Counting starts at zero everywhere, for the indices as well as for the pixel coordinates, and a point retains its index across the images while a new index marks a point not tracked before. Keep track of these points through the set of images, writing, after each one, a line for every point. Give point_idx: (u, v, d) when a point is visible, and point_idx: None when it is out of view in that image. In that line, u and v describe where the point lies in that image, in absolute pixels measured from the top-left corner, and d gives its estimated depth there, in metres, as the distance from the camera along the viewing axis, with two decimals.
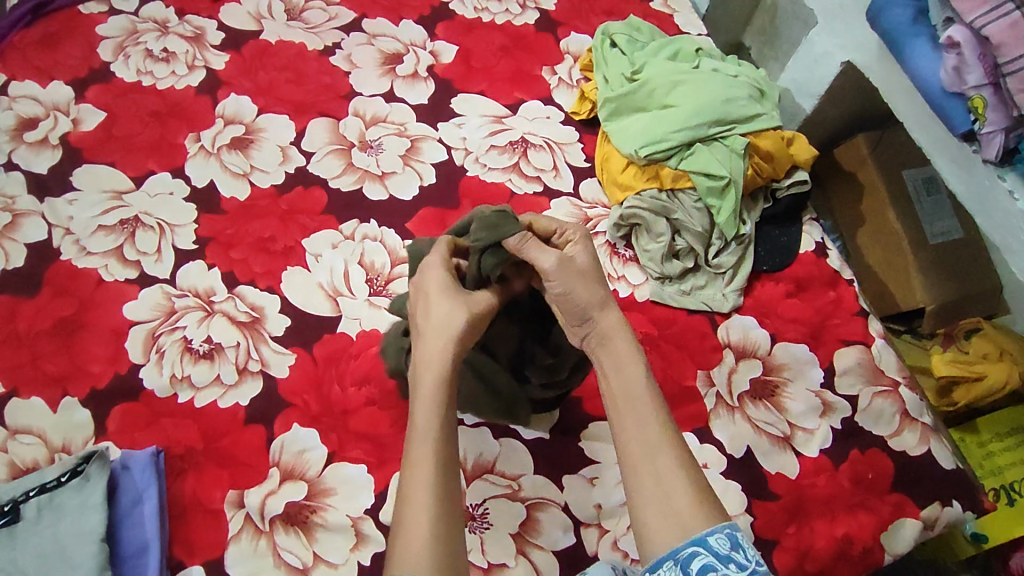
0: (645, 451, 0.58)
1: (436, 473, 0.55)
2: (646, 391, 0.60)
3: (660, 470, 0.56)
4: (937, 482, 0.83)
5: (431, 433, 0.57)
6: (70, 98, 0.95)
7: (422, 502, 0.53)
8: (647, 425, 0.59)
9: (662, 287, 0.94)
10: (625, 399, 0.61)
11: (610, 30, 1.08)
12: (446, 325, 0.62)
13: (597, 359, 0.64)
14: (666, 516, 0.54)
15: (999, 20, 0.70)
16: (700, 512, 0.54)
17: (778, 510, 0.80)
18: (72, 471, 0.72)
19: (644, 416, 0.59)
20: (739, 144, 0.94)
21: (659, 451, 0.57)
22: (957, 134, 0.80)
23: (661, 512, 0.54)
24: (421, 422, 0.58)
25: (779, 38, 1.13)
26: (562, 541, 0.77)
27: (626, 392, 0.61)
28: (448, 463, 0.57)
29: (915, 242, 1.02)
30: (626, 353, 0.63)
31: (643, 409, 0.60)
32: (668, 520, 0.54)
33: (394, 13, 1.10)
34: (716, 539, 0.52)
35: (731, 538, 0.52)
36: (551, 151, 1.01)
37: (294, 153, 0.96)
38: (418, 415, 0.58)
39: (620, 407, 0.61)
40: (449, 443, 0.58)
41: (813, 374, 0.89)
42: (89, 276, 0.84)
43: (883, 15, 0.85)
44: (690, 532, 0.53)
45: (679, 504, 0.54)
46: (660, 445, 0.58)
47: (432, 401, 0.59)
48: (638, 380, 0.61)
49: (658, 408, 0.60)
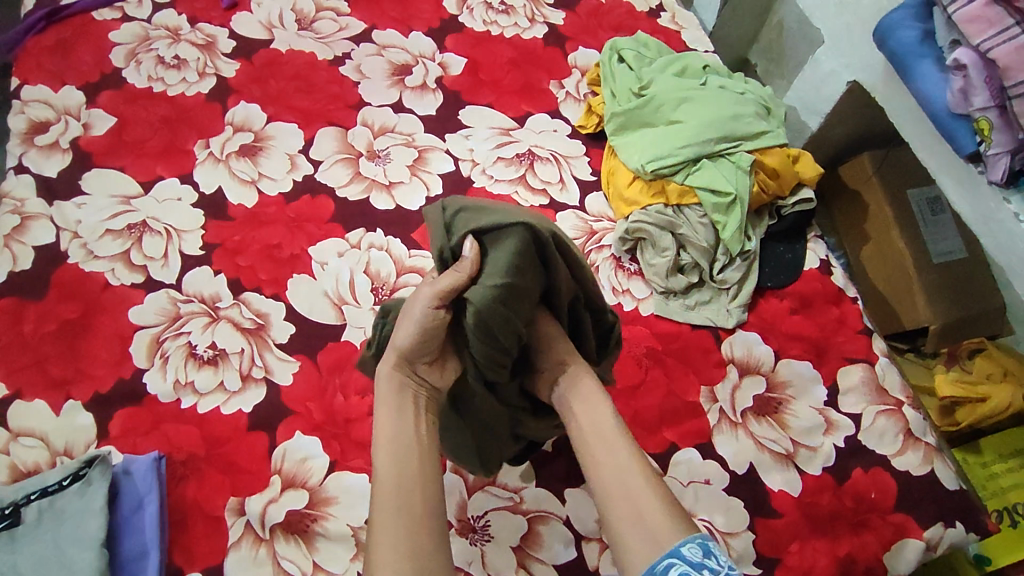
0: (616, 478, 0.63)
1: (395, 491, 0.60)
2: (613, 422, 0.67)
3: (634, 491, 0.61)
4: (942, 502, 0.83)
5: (391, 454, 0.63)
6: (81, 103, 0.95)
7: (386, 529, 0.58)
8: (618, 453, 0.65)
9: (667, 301, 0.94)
10: (594, 433, 0.67)
11: (618, 45, 1.09)
12: (395, 342, 0.66)
13: (565, 402, 0.70)
14: (643, 535, 0.58)
15: (1006, 43, 0.69)
16: (673, 527, 0.58)
17: (780, 529, 0.80)
18: (73, 475, 0.72)
19: (614, 446, 0.65)
20: (745, 160, 0.95)
21: (630, 474, 0.63)
22: (962, 155, 0.80)
23: (639, 530, 0.59)
24: (381, 447, 0.63)
25: (784, 57, 1.15)
26: (563, 555, 0.76)
27: (595, 427, 0.67)
28: (409, 484, 0.61)
29: (921, 262, 1.02)
30: (592, 392, 0.70)
31: (614, 438, 0.66)
32: (645, 538, 0.58)
33: (404, 25, 1.11)
34: (689, 549, 0.56)
35: (702, 547, 0.56)
36: (558, 164, 1.02)
37: (302, 161, 0.96)
38: (378, 439, 0.64)
39: (590, 441, 0.67)
40: (403, 457, 0.63)
41: (817, 392, 0.89)
42: (95, 280, 0.84)
43: (890, 36, 0.84)
44: (665, 547, 0.57)
45: (653, 519, 0.59)
46: (632, 469, 0.63)
47: (387, 429, 0.64)
48: (605, 413, 0.68)
49: (626, 438, 0.66)
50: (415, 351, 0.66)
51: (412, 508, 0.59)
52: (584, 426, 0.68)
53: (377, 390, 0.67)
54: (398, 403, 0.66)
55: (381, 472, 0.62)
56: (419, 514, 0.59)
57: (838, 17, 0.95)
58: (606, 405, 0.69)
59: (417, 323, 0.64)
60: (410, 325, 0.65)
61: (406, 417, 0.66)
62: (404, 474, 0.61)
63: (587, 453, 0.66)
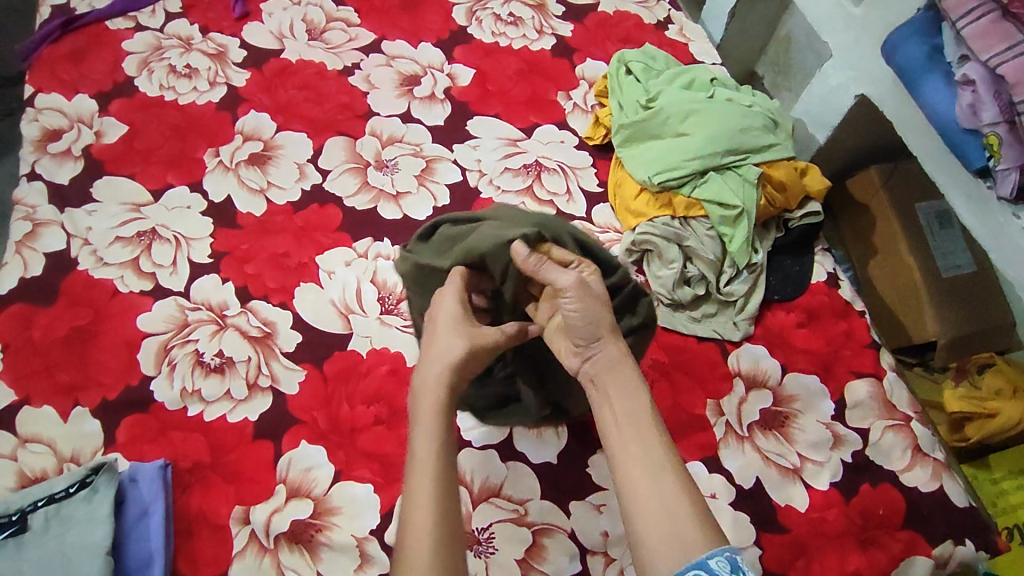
0: (647, 478, 0.58)
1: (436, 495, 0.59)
2: (648, 416, 0.62)
3: (663, 493, 0.57)
4: (950, 519, 0.82)
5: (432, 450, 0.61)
6: (94, 111, 0.96)
7: (421, 533, 0.56)
8: (651, 449, 0.60)
9: (674, 314, 0.94)
10: (627, 424, 0.62)
11: (625, 57, 1.09)
12: (446, 356, 0.66)
13: (598, 385, 0.65)
14: (669, 539, 0.54)
15: (1014, 59, 0.69)
16: (703, 536, 0.54)
17: (787, 544, 0.79)
18: (80, 482, 0.72)
19: (648, 442, 0.60)
20: (752, 173, 0.95)
21: (662, 477, 0.58)
22: (971, 170, 0.80)
23: (665, 535, 0.55)
24: (422, 439, 0.62)
25: (792, 68, 1.17)
26: (567, 569, 0.76)
27: (631, 420, 0.62)
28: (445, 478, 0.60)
29: (930, 275, 1.02)
30: (628, 378, 0.65)
31: (647, 433, 0.61)
32: (673, 547, 0.54)
33: (413, 36, 1.11)
34: (716, 562, 0.52)
35: (731, 561, 0.52)
36: (565, 175, 1.02)
37: (311, 170, 0.97)
38: (421, 431, 0.63)
39: (622, 429, 0.62)
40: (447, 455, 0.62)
41: (824, 406, 0.89)
42: (105, 287, 0.85)
43: (897, 51, 0.84)
44: (691, 557, 0.53)
45: (682, 527, 0.55)
46: (666, 471, 0.59)
47: (431, 423, 0.63)
48: (641, 404, 0.63)
49: (662, 436, 0.61)
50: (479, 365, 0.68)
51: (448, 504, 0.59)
52: (619, 412, 0.63)
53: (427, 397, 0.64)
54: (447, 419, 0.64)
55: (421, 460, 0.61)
56: (448, 521, 0.58)
57: (846, 31, 0.95)
58: (641, 393, 0.64)
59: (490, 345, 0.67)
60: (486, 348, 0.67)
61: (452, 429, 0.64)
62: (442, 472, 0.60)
63: (617, 444, 0.61)
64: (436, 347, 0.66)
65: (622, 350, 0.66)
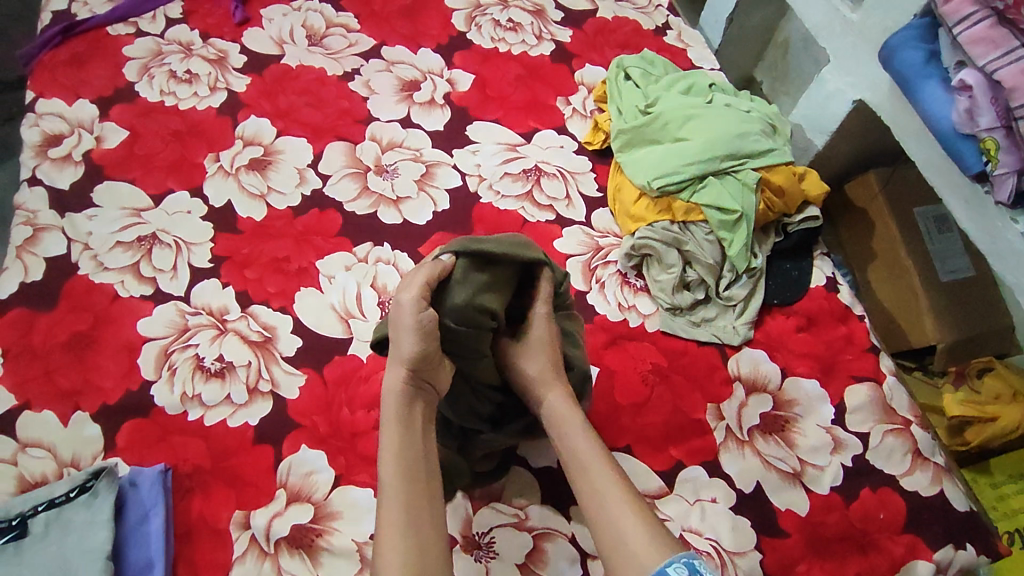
0: (597, 500, 0.67)
1: (405, 497, 0.63)
2: (593, 448, 0.71)
3: (615, 513, 0.66)
4: (951, 523, 0.82)
5: (398, 464, 0.65)
6: (95, 116, 0.97)
7: (393, 535, 0.61)
8: (602, 476, 0.69)
9: (673, 318, 0.94)
10: (576, 457, 0.71)
11: (624, 63, 1.10)
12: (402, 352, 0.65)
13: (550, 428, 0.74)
14: (627, 555, 0.63)
15: (1011, 65, 0.70)
16: (658, 546, 0.63)
17: (787, 548, 0.79)
18: (80, 487, 0.72)
19: (595, 471, 0.69)
20: (751, 178, 0.95)
21: (614, 499, 0.67)
22: (969, 175, 0.80)
23: (621, 551, 0.63)
24: (387, 454, 0.65)
25: (789, 74, 1.19)
26: (568, 573, 0.75)
27: (583, 450, 0.71)
28: (414, 491, 0.64)
29: (928, 280, 1.02)
30: (573, 415, 0.74)
31: (596, 463, 0.70)
32: (625, 557, 0.63)
33: (412, 41, 1.12)
34: (675, 568, 0.61)
35: (688, 566, 0.61)
36: (564, 180, 1.02)
37: (311, 175, 0.97)
38: (384, 442, 0.66)
39: (575, 464, 0.71)
40: (410, 457, 0.66)
41: (823, 410, 0.89)
42: (105, 292, 0.85)
43: (895, 56, 0.85)
44: (649, 568, 0.61)
45: (633, 541, 0.63)
46: (619, 493, 0.67)
47: (394, 423, 0.67)
48: (584, 435, 0.72)
49: (610, 463, 0.70)
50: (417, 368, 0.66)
51: (417, 516, 0.63)
52: (569, 448, 0.72)
53: (386, 398, 0.67)
54: (407, 417, 0.67)
55: (388, 475, 0.64)
56: (416, 517, 0.62)
57: (843, 37, 0.96)
58: (586, 427, 0.73)
59: (413, 331, 0.64)
60: (408, 331, 0.64)
61: (415, 430, 0.67)
62: (412, 485, 0.64)
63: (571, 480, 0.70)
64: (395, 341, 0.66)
65: (563, 389, 0.75)
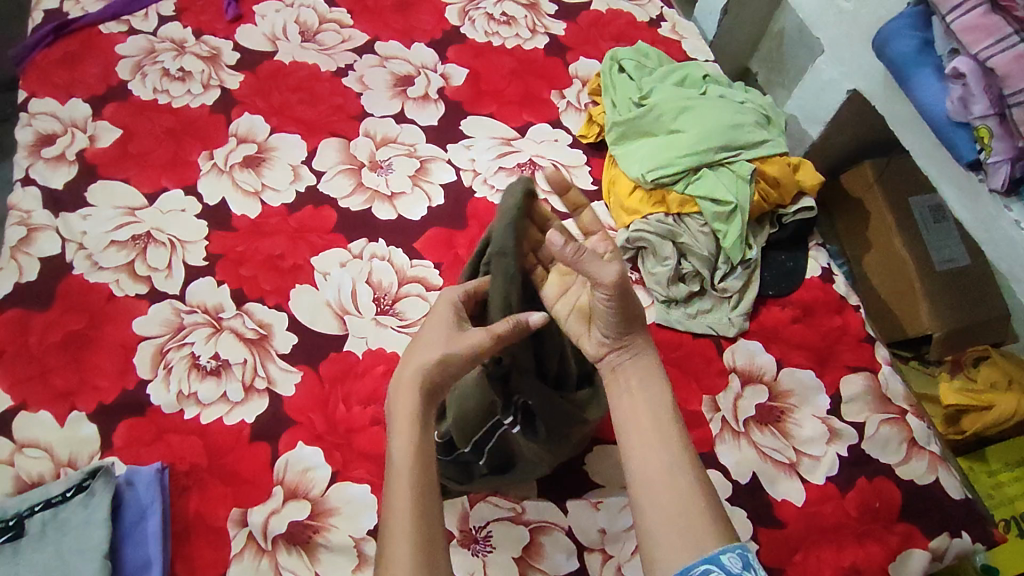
0: (664, 469, 0.59)
1: (416, 487, 0.59)
2: (668, 411, 0.63)
3: (678, 486, 0.58)
4: (947, 512, 0.83)
5: (412, 454, 0.60)
6: (88, 115, 0.97)
7: (403, 526, 0.57)
8: (669, 443, 0.61)
9: (669, 310, 0.94)
10: (649, 416, 0.62)
11: (618, 55, 1.09)
12: (423, 359, 0.64)
13: (616, 372, 0.66)
14: (682, 534, 0.56)
15: (1005, 52, 0.69)
16: (715, 532, 0.56)
17: (783, 539, 0.80)
18: (76, 486, 0.72)
19: (665, 436, 0.61)
20: (745, 169, 0.95)
21: (678, 471, 0.59)
22: (963, 163, 0.80)
23: (676, 527, 0.56)
24: (402, 442, 0.61)
25: (784, 65, 1.18)
26: (565, 566, 0.76)
27: (649, 416, 0.63)
28: (426, 487, 0.59)
29: (923, 268, 1.02)
30: (651, 371, 0.66)
31: (667, 427, 0.62)
32: (681, 536, 0.56)
33: (406, 36, 1.11)
34: (729, 558, 0.53)
35: (743, 558, 0.54)
36: (559, 174, 1.02)
37: (304, 172, 0.97)
38: (398, 436, 0.61)
39: (640, 422, 0.62)
40: (425, 451, 0.61)
41: (819, 400, 0.89)
42: (100, 291, 0.85)
43: (888, 45, 0.84)
44: (702, 552, 0.54)
45: (694, 520, 0.56)
46: (680, 465, 0.60)
47: (409, 412, 0.62)
48: (661, 398, 0.64)
49: (681, 428, 0.62)
50: (451, 375, 0.64)
51: (429, 507, 0.59)
52: (639, 405, 0.63)
53: (397, 395, 0.63)
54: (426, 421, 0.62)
55: (402, 465, 0.59)
56: (429, 512, 0.58)
57: (835, 26, 0.96)
58: (667, 390, 0.65)
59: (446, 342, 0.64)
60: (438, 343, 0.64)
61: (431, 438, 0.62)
62: (426, 479, 0.60)
63: (633, 436, 0.62)
64: (418, 352, 0.65)
65: (648, 341, 0.67)
